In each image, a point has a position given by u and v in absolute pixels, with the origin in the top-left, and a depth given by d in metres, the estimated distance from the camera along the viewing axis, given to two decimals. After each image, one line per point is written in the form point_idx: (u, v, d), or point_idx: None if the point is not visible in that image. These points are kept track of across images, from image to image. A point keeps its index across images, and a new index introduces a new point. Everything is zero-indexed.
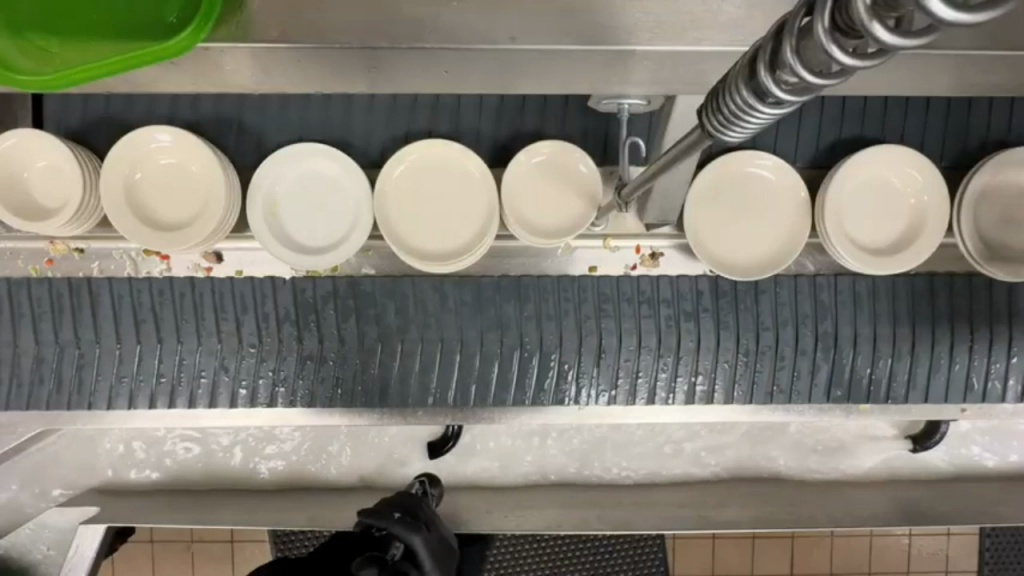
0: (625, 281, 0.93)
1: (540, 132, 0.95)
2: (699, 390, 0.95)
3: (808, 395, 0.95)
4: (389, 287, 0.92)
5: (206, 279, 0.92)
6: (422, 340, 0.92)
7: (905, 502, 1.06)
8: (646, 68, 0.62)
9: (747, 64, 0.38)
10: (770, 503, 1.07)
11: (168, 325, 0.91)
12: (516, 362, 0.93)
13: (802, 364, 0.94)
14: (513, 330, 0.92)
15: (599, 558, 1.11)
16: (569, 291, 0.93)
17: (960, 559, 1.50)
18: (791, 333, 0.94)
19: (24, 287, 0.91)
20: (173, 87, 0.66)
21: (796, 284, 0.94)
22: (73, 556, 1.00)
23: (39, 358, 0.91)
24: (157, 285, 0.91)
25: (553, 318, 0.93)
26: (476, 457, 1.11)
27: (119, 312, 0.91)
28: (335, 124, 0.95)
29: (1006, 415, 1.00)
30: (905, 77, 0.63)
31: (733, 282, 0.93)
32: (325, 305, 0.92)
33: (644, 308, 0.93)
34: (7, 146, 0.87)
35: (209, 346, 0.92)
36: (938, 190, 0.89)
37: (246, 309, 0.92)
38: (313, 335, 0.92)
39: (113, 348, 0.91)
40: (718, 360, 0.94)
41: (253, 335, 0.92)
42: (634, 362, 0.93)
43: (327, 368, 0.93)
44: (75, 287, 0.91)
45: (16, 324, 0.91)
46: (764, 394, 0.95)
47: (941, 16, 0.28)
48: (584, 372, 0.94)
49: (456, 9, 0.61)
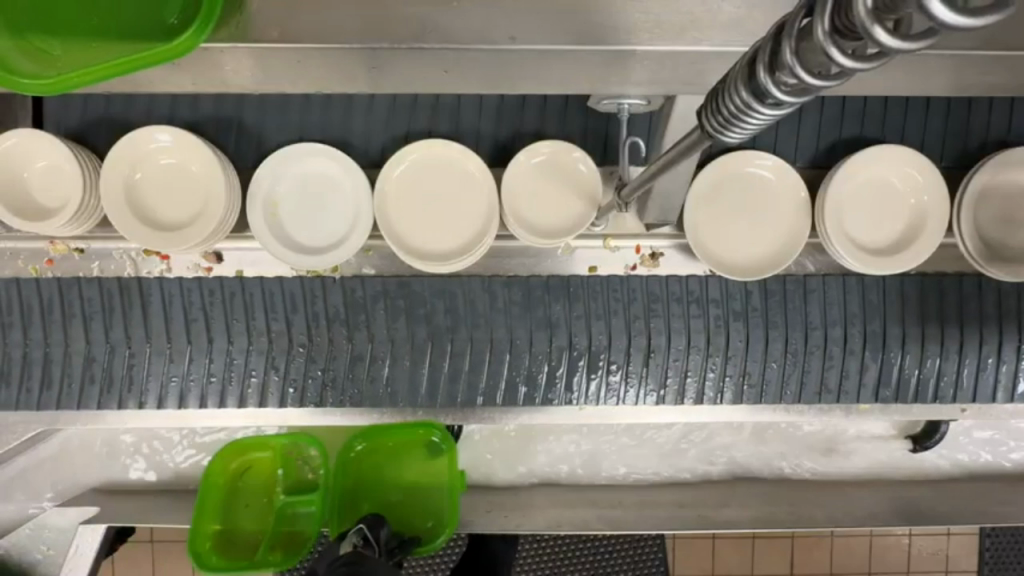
0: (626, 281, 0.93)
1: (540, 132, 0.95)
2: (749, 391, 0.95)
3: (856, 396, 0.95)
4: (439, 287, 0.92)
5: (255, 279, 0.92)
6: (472, 340, 0.92)
7: (903, 502, 1.07)
8: (646, 68, 0.62)
9: (747, 64, 0.38)
10: (770, 503, 1.08)
11: (218, 324, 0.91)
12: (564, 361, 0.93)
13: (852, 364, 0.94)
14: (563, 330, 0.92)
15: (599, 558, 1.11)
16: (618, 291, 0.93)
17: (961, 559, 1.50)
18: (841, 333, 0.94)
19: (75, 287, 0.91)
20: (171, 87, 0.67)
21: (845, 284, 0.94)
22: (72, 556, 1.01)
23: (90, 358, 0.91)
24: (206, 285, 0.91)
25: (602, 318, 0.93)
26: (478, 458, 1.11)
27: (169, 312, 0.91)
28: (335, 124, 0.95)
29: (1007, 415, 1.00)
30: (903, 77, 0.63)
31: (784, 282, 0.93)
32: (375, 304, 0.92)
33: (694, 308, 0.93)
34: (7, 146, 0.87)
35: (259, 346, 0.92)
36: (938, 190, 0.89)
37: (297, 309, 0.92)
38: (363, 335, 0.92)
39: (164, 347, 0.92)
40: (768, 359, 0.94)
41: (302, 336, 0.92)
42: (684, 363, 0.93)
43: (377, 368, 0.93)
44: (125, 286, 0.91)
45: (67, 324, 0.91)
46: (813, 394, 0.95)
47: (941, 18, 0.28)
48: (632, 372, 0.94)
49: (456, 8, 0.61)
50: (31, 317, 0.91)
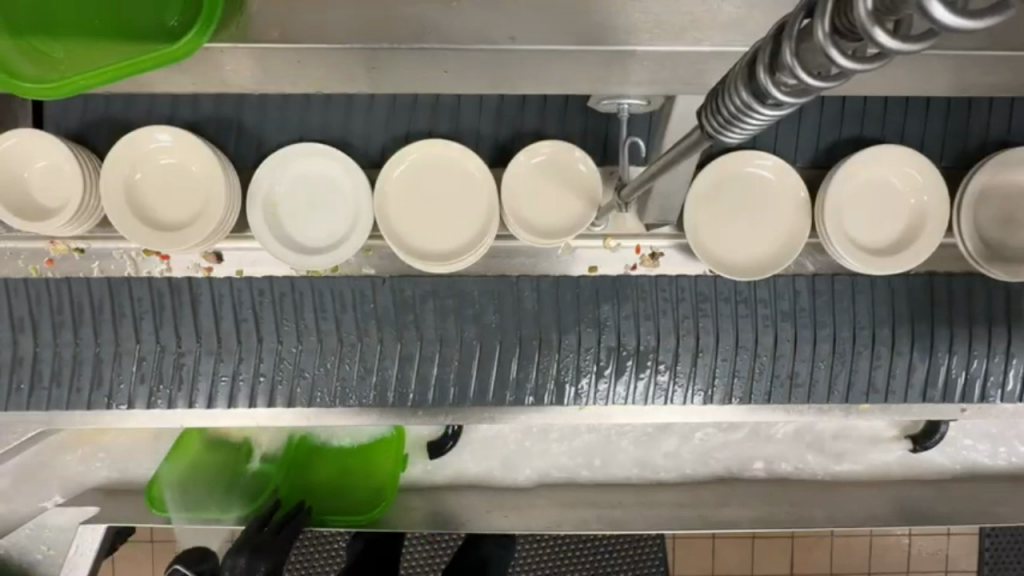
0: (623, 282, 0.93)
1: (540, 132, 0.95)
2: (797, 392, 0.95)
3: (904, 396, 0.96)
4: (489, 288, 0.93)
5: (305, 279, 0.92)
6: (520, 340, 0.93)
7: (903, 502, 1.07)
8: (646, 68, 0.62)
9: (747, 65, 0.38)
10: (769, 503, 1.08)
11: (270, 324, 0.92)
12: (612, 361, 0.94)
13: (900, 364, 0.95)
14: (611, 330, 0.93)
15: (599, 558, 1.14)
16: (667, 291, 0.94)
17: (961, 559, 1.50)
18: (888, 333, 0.94)
19: (125, 287, 0.92)
20: (172, 87, 0.67)
21: (892, 284, 0.94)
22: (72, 556, 1.01)
23: (141, 358, 0.92)
24: (257, 284, 0.92)
25: (650, 318, 0.93)
26: (478, 458, 1.11)
27: (220, 311, 0.92)
28: (335, 125, 0.95)
29: (1006, 415, 0.99)
30: (904, 75, 0.63)
31: (831, 281, 0.94)
32: (424, 304, 0.93)
33: (742, 308, 0.94)
34: (7, 146, 0.87)
35: (311, 345, 0.92)
36: (938, 190, 0.89)
37: (346, 309, 0.92)
38: (413, 335, 0.93)
39: (214, 348, 0.92)
40: (816, 359, 0.94)
41: (353, 335, 0.93)
42: (731, 363, 0.94)
43: (427, 368, 0.93)
44: (175, 286, 0.92)
45: (118, 324, 0.92)
46: (860, 394, 0.95)
47: (942, 21, 0.28)
48: (680, 372, 0.94)
49: (455, 8, 0.61)
50: (82, 316, 0.92)
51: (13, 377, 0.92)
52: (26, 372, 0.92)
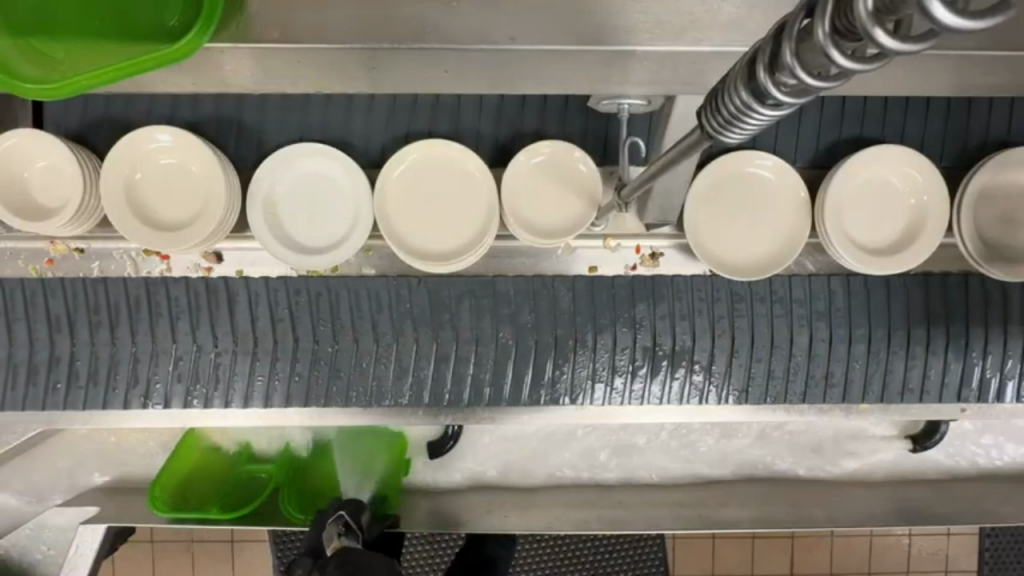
0: (623, 282, 0.93)
1: (540, 132, 0.95)
2: (832, 392, 0.95)
3: (939, 395, 0.96)
4: (525, 288, 0.93)
5: (341, 279, 0.93)
6: (556, 339, 0.93)
7: (902, 502, 1.07)
8: (646, 68, 0.62)
9: (747, 65, 0.38)
10: (770, 503, 1.08)
11: (306, 325, 0.92)
12: (647, 361, 0.94)
13: (934, 364, 0.95)
14: (647, 330, 0.93)
15: (599, 558, 1.14)
16: (702, 291, 0.93)
17: (960, 558, 1.50)
18: (924, 333, 0.94)
19: (162, 286, 0.91)
20: (172, 87, 0.67)
21: (927, 282, 0.94)
22: (72, 556, 1.02)
23: (177, 359, 0.92)
24: (293, 285, 0.92)
25: (686, 317, 0.93)
26: (478, 458, 1.11)
27: (255, 311, 0.92)
28: (335, 125, 0.95)
29: (1006, 415, 0.99)
30: (903, 75, 0.63)
31: (866, 281, 0.94)
32: (460, 304, 0.92)
33: (778, 308, 0.94)
34: (7, 146, 0.87)
35: (346, 346, 0.92)
36: (938, 189, 0.89)
37: (382, 309, 0.92)
38: (449, 334, 0.92)
39: (250, 348, 0.92)
40: (852, 359, 0.94)
41: (389, 335, 0.92)
42: (767, 364, 0.94)
43: (462, 368, 0.93)
44: (211, 286, 0.92)
45: (154, 323, 0.91)
46: (895, 394, 0.96)
47: (943, 22, 0.28)
48: (716, 372, 0.94)
49: (455, 8, 0.61)
50: (118, 316, 0.91)
51: (49, 377, 0.92)
52: (62, 372, 0.92)
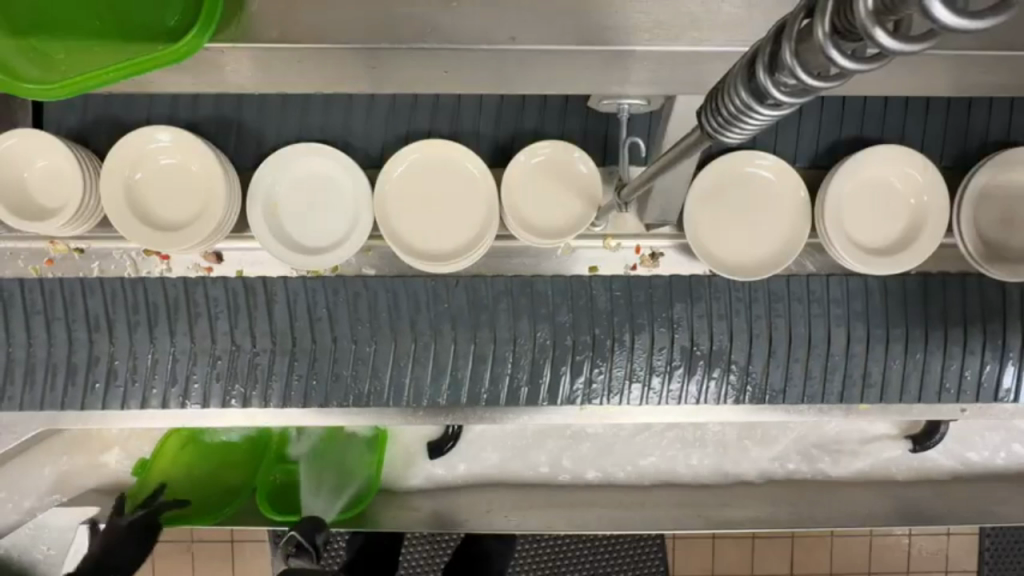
0: (645, 283, 0.93)
1: (540, 132, 0.95)
2: (869, 392, 0.95)
3: (977, 395, 0.96)
4: (564, 287, 0.92)
5: (379, 279, 0.92)
6: (594, 340, 0.92)
7: (902, 502, 1.07)
8: (647, 68, 0.62)
9: (746, 65, 0.38)
10: (770, 503, 1.08)
11: (343, 325, 0.92)
12: (685, 361, 0.93)
13: (972, 364, 0.95)
14: (685, 329, 0.92)
15: (599, 557, 1.15)
16: (740, 291, 0.93)
17: (961, 559, 1.50)
18: (960, 333, 0.94)
19: (201, 287, 0.91)
20: (173, 86, 0.67)
21: (964, 283, 0.94)
22: (72, 553, 1.01)
23: (215, 358, 0.91)
24: (331, 285, 0.92)
25: (724, 317, 0.93)
26: (479, 457, 1.11)
27: (293, 311, 0.92)
28: (334, 126, 0.95)
29: (1006, 415, 0.99)
30: (903, 74, 0.63)
31: (903, 281, 0.94)
32: (498, 304, 0.92)
33: (815, 308, 0.93)
34: (7, 146, 0.87)
35: (384, 346, 0.92)
36: (939, 189, 0.89)
37: (420, 309, 0.92)
38: (487, 335, 0.92)
39: (288, 348, 0.92)
40: (889, 360, 0.94)
41: (427, 334, 0.92)
42: (804, 364, 0.94)
43: (500, 368, 0.93)
44: (250, 286, 0.91)
45: (193, 323, 0.91)
46: (933, 394, 0.95)
47: (945, 23, 0.28)
48: (755, 372, 0.94)
49: (454, 8, 0.61)
50: (157, 317, 0.91)
51: (89, 377, 0.91)
52: (102, 372, 0.91)
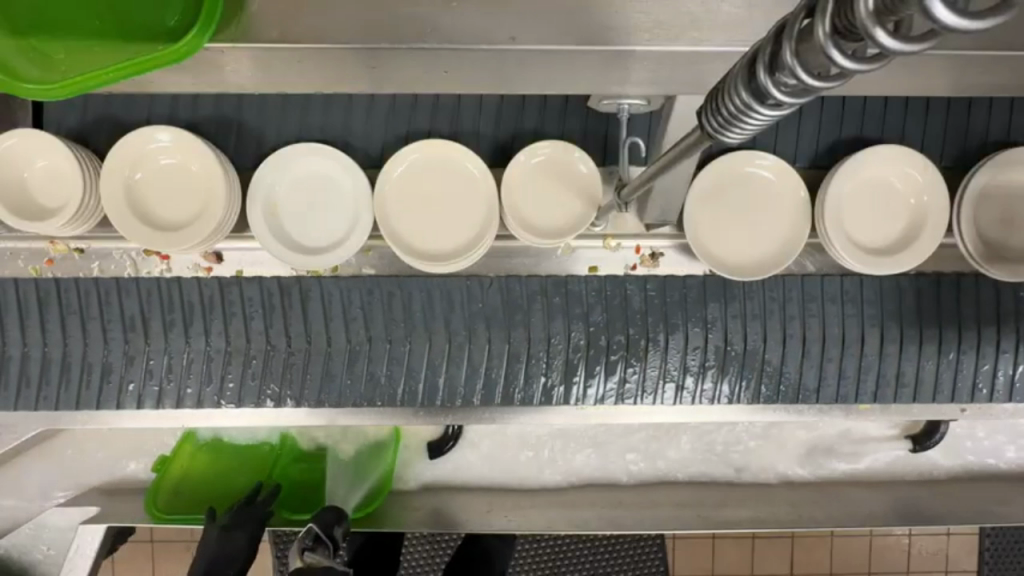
0: (674, 283, 0.93)
1: (540, 132, 0.95)
2: (902, 392, 0.95)
3: (1009, 395, 0.96)
4: (598, 286, 0.93)
5: (411, 279, 0.92)
6: (628, 340, 0.92)
7: (904, 502, 1.07)
8: (646, 68, 0.62)
9: (747, 65, 0.38)
10: (770, 503, 1.07)
11: (379, 325, 0.92)
12: (718, 361, 0.93)
13: (1005, 364, 0.95)
14: (719, 329, 0.93)
15: (598, 557, 1.15)
16: (774, 291, 0.93)
17: (961, 558, 1.50)
18: (993, 333, 0.94)
19: (236, 287, 0.91)
20: (172, 86, 0.67)
21: (998, 285, 0.94)
22: (72, 556, 1.01)
23: (250, 359, 0.92)
24: (365, 286, 0.92)
25: (758, 318, 0.93)
26: (479, 457, 1.11)
27: (329, 311, 0.92)
28: (334, 126, 0.95)
29: (1007, 415, 0.99)
30: (901, 73, 0.63)
31: (931, 281, 0.94)
32: (533, 303, 0.92)
33: (849, 308, 0.94)
34: (7, 146, 0.87)
35: (420, 346, 0.92)
36: (938, 189, 0.89)
37: (454, 308, 0.92)
38: (521, 335, 0.92)
39: (324, 349, 0.92)
40: (922, 360, 0.94)
41: (462, 334, 0.92)
42: (838, 364, 0.94)
43: (535, 368, 0.93)
44: (286, 286, 0.91)
45: (228, 322, 0.91)
46: (965, 394, 0.96)
47: (945, 23, 0.28)
48: (789, 372, 0.94)
49: (455, 9, 0.61)
50: (192, 317, 0.91)
51: (124, 376, 0.92)
52: (137, 372, 0.92)
